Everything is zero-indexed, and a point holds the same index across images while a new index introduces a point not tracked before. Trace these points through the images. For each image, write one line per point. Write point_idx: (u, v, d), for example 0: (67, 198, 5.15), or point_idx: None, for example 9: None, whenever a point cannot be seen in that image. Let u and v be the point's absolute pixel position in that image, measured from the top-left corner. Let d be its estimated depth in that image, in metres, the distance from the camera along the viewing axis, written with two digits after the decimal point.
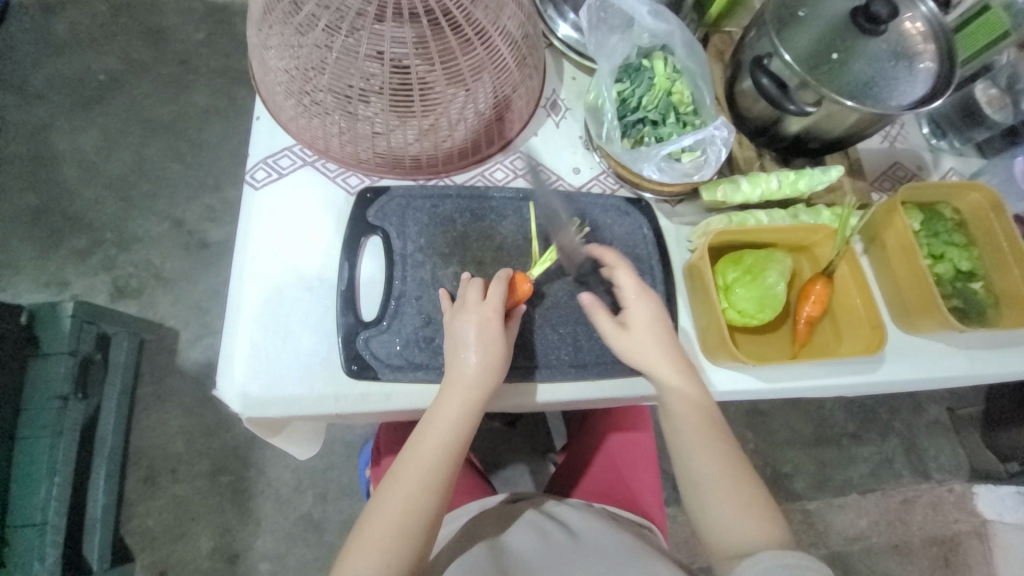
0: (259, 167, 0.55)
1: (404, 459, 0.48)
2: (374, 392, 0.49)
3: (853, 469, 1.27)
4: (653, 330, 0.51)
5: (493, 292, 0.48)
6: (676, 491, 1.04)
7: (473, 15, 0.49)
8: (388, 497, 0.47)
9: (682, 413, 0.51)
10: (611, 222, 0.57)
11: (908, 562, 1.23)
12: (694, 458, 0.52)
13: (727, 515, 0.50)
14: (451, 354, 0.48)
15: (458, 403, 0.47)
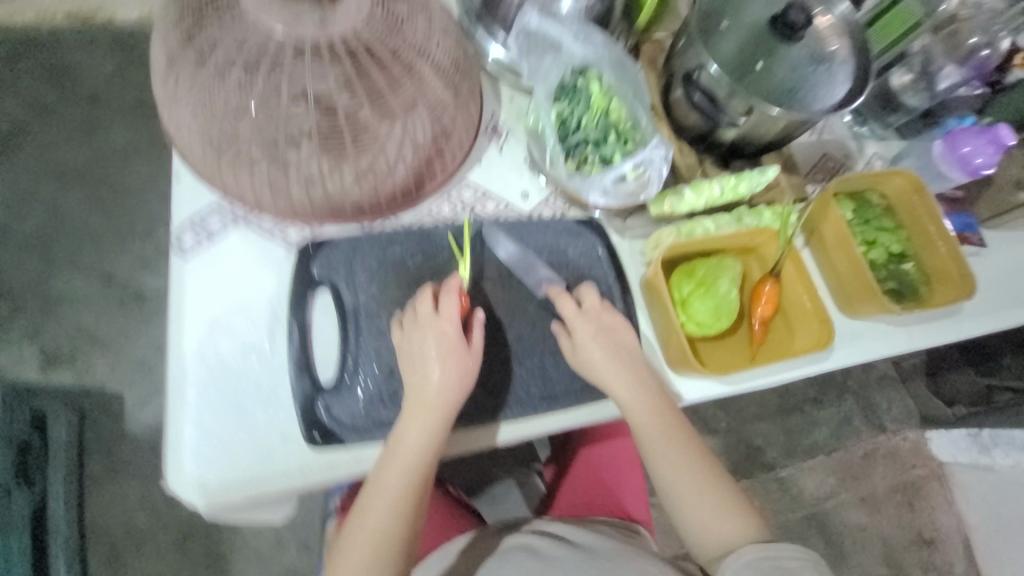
0: (185, 231, 0.51)
1: (371, 499, 0.46)
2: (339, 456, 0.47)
3: (817, 433, 1.35)
4: (611, 348, 0.52)
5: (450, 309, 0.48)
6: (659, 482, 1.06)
7: (402, 51, 0.49)
8: (357, 538, 0.46)
9: (643, 426, 0.52)
10: (564, 245, 0.57)
11: (875, 512, 1.32)
12: (658, 464, 0.52)
13: (704, 520, 0.51)
14: (411, 392, 0.47)
15: (420, 445, 0.46)
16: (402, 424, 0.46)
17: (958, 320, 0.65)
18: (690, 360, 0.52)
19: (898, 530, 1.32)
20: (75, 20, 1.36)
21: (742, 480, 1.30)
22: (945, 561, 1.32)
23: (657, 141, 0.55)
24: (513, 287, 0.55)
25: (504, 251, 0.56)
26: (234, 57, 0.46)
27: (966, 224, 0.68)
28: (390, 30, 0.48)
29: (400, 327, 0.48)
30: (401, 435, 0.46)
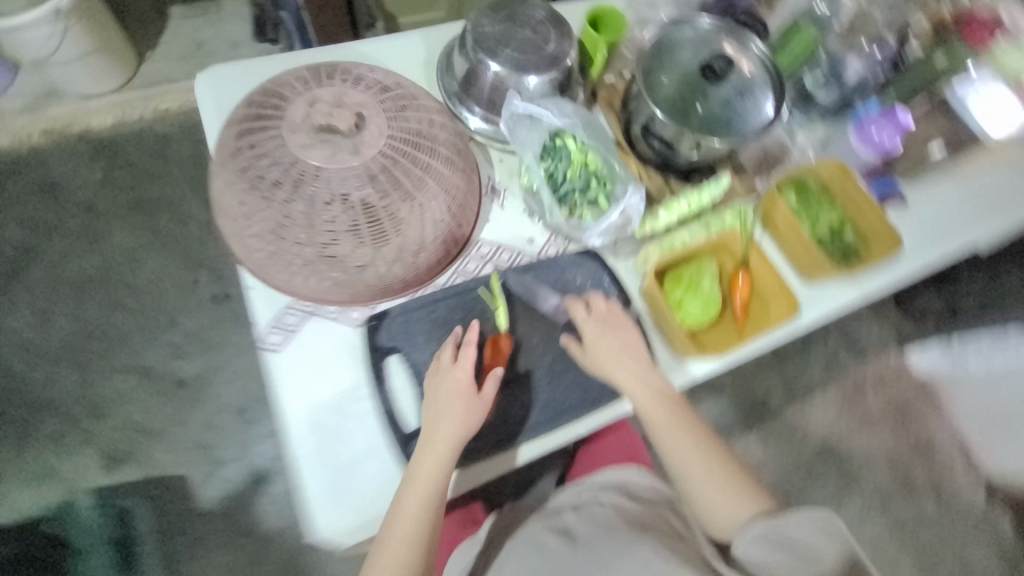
0: (270, 332, 0.62)
1: (388, 536, 0.54)
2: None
3: (810, 374, 1.52)
4: (618, 350, 0.64)
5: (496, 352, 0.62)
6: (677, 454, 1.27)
7: (416, 155, 0.61)
8: (377, 567, 0.55)
9: (653, 414, 0.63)
10: (573, 276, 0.69)
11: (872, 432, 1.50)
12: (666, 445, 0.64)
13: (710, 492, 0.63)
14: (426, 437, 0.56)
15: (430, 485, 0.55)
16: (416, 467, 0.55)
17: (901, 266, 0.78)
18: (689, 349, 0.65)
19: (897, 442, 1.50)
20: (52, 137, 1.42)
21: (755, 429, 1.46)
22: (942, 459, 1.50)
23: (630, 189, 0.69)
24: (540, 318, 0.67)
25: (524, 292, 0.68)
26: (289, 189, 0.57)
27: (888, 187, 0.81)
28: (404, 140, 0.60)
29: (429, 374, 0.60)
30: (414, 474, 0.55)
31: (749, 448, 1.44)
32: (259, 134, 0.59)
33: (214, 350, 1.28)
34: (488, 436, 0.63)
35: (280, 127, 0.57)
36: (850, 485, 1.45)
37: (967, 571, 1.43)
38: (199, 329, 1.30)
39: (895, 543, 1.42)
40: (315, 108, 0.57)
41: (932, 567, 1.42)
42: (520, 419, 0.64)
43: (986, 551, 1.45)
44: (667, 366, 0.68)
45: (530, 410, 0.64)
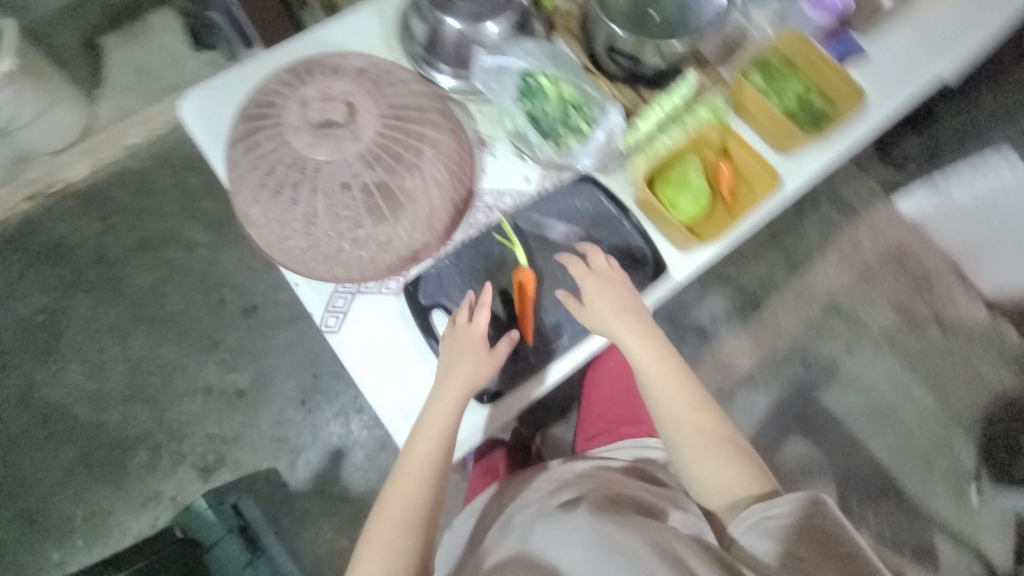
0: (326, 317, 0.71)
1: (406, 471, 0.67)
2: (505, 401, 0.71)
3: (807, 242, 1.64)
4: (621, 313, 0.70)
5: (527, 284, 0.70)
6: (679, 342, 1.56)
7: (409, 128, 0.66)
8: (395, 497, 0.67)
9: (661, 391, 0.74)
10: (574, 202, 0.75)
11: (873, 281, 1.62)
12: (672, 419, 0.74)
13: (706, 470, 0.74)
14: (441, 393, 0.66)
15: (441, 436, 0.65)
16: (431, 420, 0.66)
17: (870, 118, 0.83)
18: (689, 240, 0.72)
19: (897, 285, 1.62)
20: (39, 199, 1.44)
21: (764, 305, 1.60)
22: (940, 290, 1.62)
23: (608, 108, 0.73)
24: (553, 248, 0.74)
25: (532, 227, 0.74)
26: (307, 187, 0.63)
27: (848, 46, 0.84)
28: (395, 118, 0.66)
29: (448, 331, 0.68)
30: (430, 422, 0.66)
31: (760, 323, 1.59)
32: (268, 145, 0.65)
33: (261, 357, 1.39)
34: (530, 361, 0.71)
35: (284, 133, 0.63)
36: (858, 333, 1.59)
37: (980, 381, 1.57)
38: (241, 341, 1.40)
39: (909, 373, 1.57)
40: (308, 110, 0.63)
41: (946, 385, 1.56)
42: (558, 337, 0.72)
43: (994, 361, 1.58)
44: (673, 261, 0.76)
45: (561, 329, 0.72)
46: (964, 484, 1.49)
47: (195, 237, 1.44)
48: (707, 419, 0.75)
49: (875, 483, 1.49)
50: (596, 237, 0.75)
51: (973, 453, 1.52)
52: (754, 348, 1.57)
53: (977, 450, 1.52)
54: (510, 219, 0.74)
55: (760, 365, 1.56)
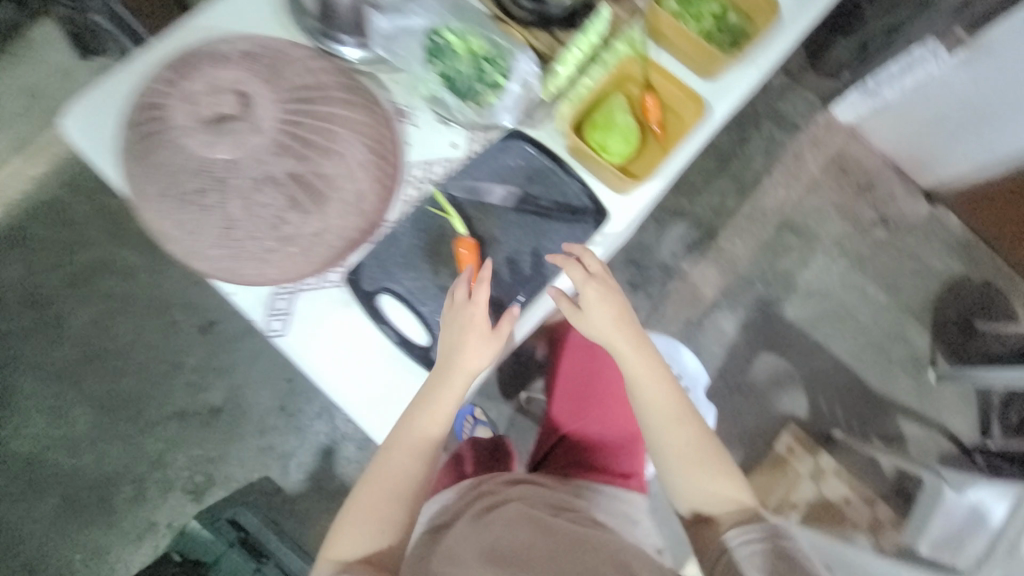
0: (271, 322, 0.68)
1: (401, 447, 0.67)
2: None
3: (755, 163, 1.68)
4: (609, 317, 0.73)
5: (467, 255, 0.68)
6: (648, 281, 1.59)
7: (314, 109, 0.63)
8: (387, 471, 0.68)
9: (651, 403, 0.75)
10: (506, 160, 0.74)
11: (820, 191, 1.68)
12: (663, 433, 0.75)
13: (691, 485, 0.74)
14: (443, 373, 0.66)
15: (442, 416, 0.66)
16: (434, 400, 0.66)
17: (789, 29, 0.82)
18: (624, 183, 0.72)
19: (842, 192, 1.69)
20: None
21: (721, 233, 1.64)
22: (882, 192, 1.69)
23: (521, 57, 0.70)
24: (491, 211, 0.73)
25: (465, 194, 0.72)
26: (217, 191, 0.59)
27: None
28: (299, 99, 0.62)
29: (450, 304, 0.66)
30: (432, 403, 0.66)
31: (719, 251, 1.63)
32: (162, 151, 0.60)
33: (229, 372, 1.35)
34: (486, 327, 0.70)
35: (177, 137, 0.58)
36: (811, 244, 1.66)
37: (927, 270, 1.66)
38: (205, 360, 1.35)
39: (861, 275, 1.65)
40: (198, 108, 0.58)
41: (897, 278, 1.65)
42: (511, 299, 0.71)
43: (938, 249, 1.67)
44: (614, 205, 0.75)
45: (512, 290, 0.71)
46: (921, 367, 1.61)
47: (133, 263, 1.36)
48: (695, 437, 0.75)
49: (841, 381, 1.59)
50: (533, 192, 0.73)
51: (926, 337, 1.63)
52: (716, 276, 1.61)
53: (930, 334, 1.63)
54: (441, 188, 0.72)
55: (724, 292, 1.61)
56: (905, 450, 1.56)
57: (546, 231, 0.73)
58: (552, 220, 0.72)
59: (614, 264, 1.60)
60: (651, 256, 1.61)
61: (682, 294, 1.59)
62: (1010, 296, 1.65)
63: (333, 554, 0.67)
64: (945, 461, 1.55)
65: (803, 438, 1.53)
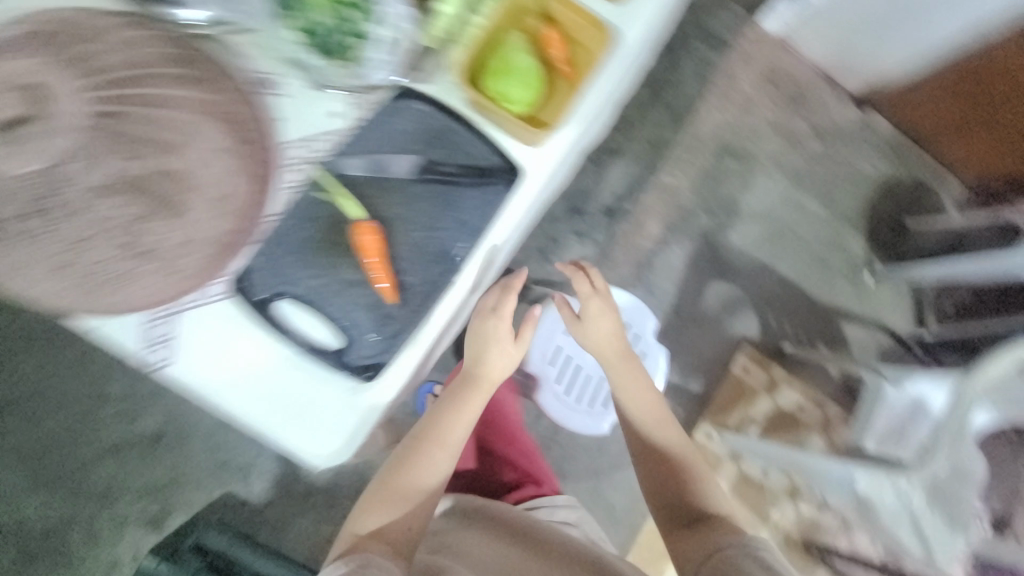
0: (155, 353, 0.59)
1: (435, 442, 0.88)
2: (391, 369, 0.62)
3: (687, 88, 1.62)
4: (606, 333, 0.94)
5: (366, 239, 0.60)
6: (593, 227, 1.55)
7: (141, 95, 0.55)
8: (420, 465, 0.86)
9: (640, 412, 0.94)
10: (399, 125, 0.64)
11: (754, 109, 1.65)
12: (650, 441, 0.92)
13: (671, 486, 0.89)
14: (480, 377, 0.91)
15: (473, 412, 0.90)
16: (469, 401, 0.90)
17: None
18: (534, 134, 0.64)
19: (775, 108, 1.66)
20: None
21: (660, 167, 1.59)
22: (813, 102, 1.68)
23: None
24: (391, 186, 0.64)
25: (355, 171, 0.63)
26: (59, 214, 0.51)
27: None
28: (120, 87, 0.54)
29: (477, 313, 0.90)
30: (467, 407, 0.90)
31: (661, 186, 1.59)
32: None
33: (164, 394, 1.25)
34: (406, 314, 0.62)
35: None
36: (749, 166, 1.64)
37: (860, 176, 1.69)
38: (133, 386, 1.25)
39: (799, 190, 1.66)
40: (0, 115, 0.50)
41: (833, 189, 1.68)
42: (427, 280, 0.63)
43: (869, 153, 1.69)
44: (528, 160, 0.67)
45: (428, 269, 0.63)
46: (859, 271, 1.67)
47: None
48: (676, 450, 0.91)
49: (788, 297, 1.63)
50: (436, 158, 0.65)
51: (863, 242, 1.68)
52: (661, 212, 1.59)
53: (865, 238, 1.68)
54: (327, 167, 0.62)
55: (670, 227, 1.59)
56: (850, 352, 1.65)
57: (456, 200, 0.65)
58: (461, 186, 0.64)
59: (557, 215, 1.54)
60: (593, 201, 1.55)
61: (628, 236, 1.57)
62: (936, 190, 1.71)
63: (355, 529, 0.81)
64: (885, 355, 1.65)
65: (757, 357, 1.59)
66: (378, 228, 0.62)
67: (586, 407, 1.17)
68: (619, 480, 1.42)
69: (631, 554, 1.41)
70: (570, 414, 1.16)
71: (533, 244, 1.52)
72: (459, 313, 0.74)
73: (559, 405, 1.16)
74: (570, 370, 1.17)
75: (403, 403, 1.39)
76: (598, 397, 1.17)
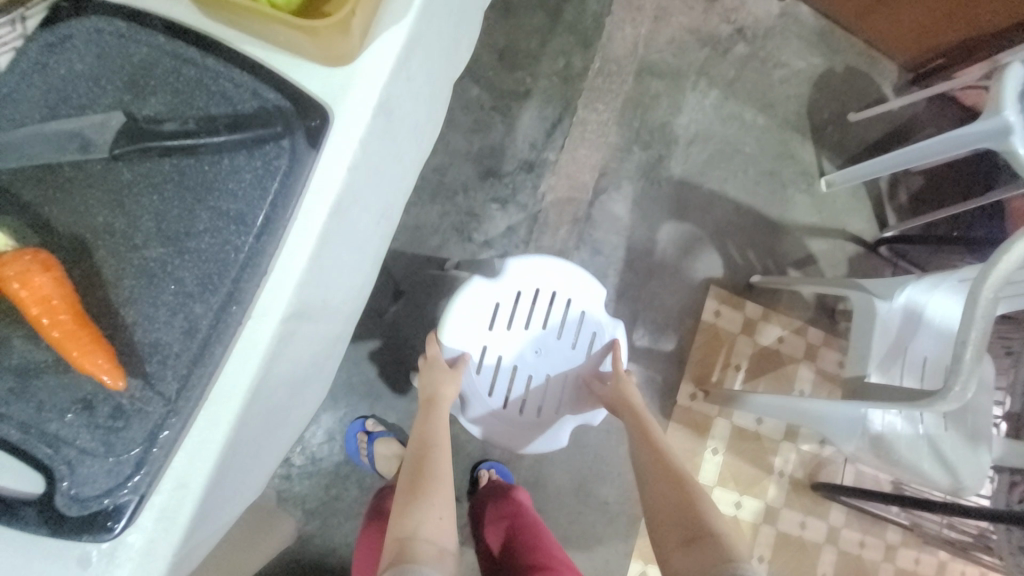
0: None
1: (428, 471, 0.72)
2: (152, 505, 0.34)
3: (590, 4, 1.36)
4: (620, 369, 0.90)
5: (26, 289, 0.31)
6: (514, 189, 1.29)
7: None
8: (422, 502, 0.67)
9: (631, 419, 0.83)
10: (75, 66, 0.36)
11: (669, 17, 1.42)
12: (641, 450, 0.79)
13: (664, 496, 0.72)
14: (433, 395, 0.82)
15: (444, 430, 0.79)
16: (436, 423, 0.79)
17: None
18: (305, 26, 0.35)
19: (691, 12, 1.44)
20: None
21: (578, 103, 1.34)
22: None
23: None
24: (76, 181, 0.35)
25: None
26: None
27: None
28: None
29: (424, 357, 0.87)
30: (439, 428, 0.78)
31: (583, 127, 1.35)
32: None
33: None
34: (154, 404, 0.34)
35: None
36: (676, 84, 1.42)
37: (794, 73, 1.51)
38: None
39: (735, 102, 1.46)
40: None
41: (768, 93, 1.49)
42: (183, 329, 0.35)
43: (799, 47, 1.51)
44: (328, 91, 0.39)
45: (180, 310, 0.35)
46: (812, 179, 1.51)
47: None
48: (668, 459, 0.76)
49: (745, 223, 1.46)
50: (156, 112, 0.36)
51: (810, 146, 1.52)
52: (589, 156, 1.35)
53: (811, 141, 1.52)
54: None
55: (604, 172, 1.35)
56: (819, 268, 1.51)
57: (215, 175, 0.36)
58: (208, 149, 0.36)
59: (470, 183, 1.26)
60: (507, 158, 1.29)
61: (556, 191, 1.32)
62: (872, 77, 1.56)
63: (394, 534, 0.64)
64: (854, 264, 1.52)
65: (727, 297, 1.42)
66: (47, 260, 0.33)
67: (533, 418, 0.92)
68: (605, 474, 1.22)
69: (635, 549, 1.23)
70: (515, 432, 0.91)
71: (448, 222, 1.24)
72: (296, 368, 0.47)
73: (498, 423, 0.90)
74: (504, 375, 0.91)
75: (330, 452, 1.12)
76: (545, 405, 0.92)
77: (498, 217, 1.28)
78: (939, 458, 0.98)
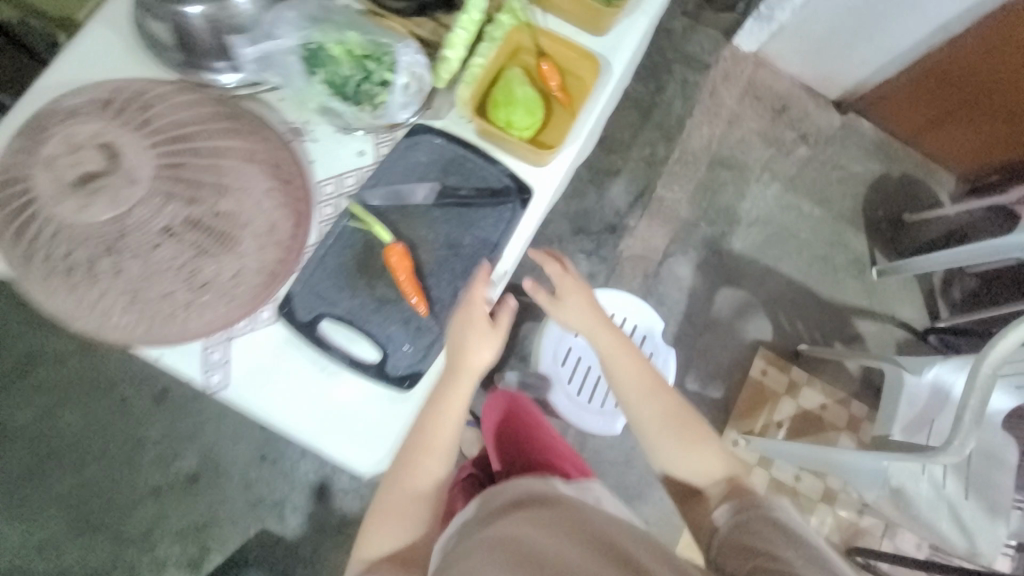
0: (211, 375, 0.67)
1: (420, 459, 0.66)
2: (423, 379, 0.67)
3: (675, 108, 1.71)
4: (606, 330, 0.89)
5: (397, 261, 0.65)
6: (598, 244, 1.61)
7: (198, 149, 0.60)
8: (399, 497, 0.66)
9: (622, 381, 0.89)
10: (417, 157, 0.71)
11: (741, 123, 1.74)
12: (639, 408, 0.88)
13: (669, 449, 0.85)
14: (461, 365, 0.66)
15: (458, 411, 0.67)
16: (450, 398, 0.66)
17: None
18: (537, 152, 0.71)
19: (761, 120, 1.75)
20: None
21: (658, 183, 1.67)
22: (796, 110, 1.76)
23: (402, 45, 0.67)
24: (416, 211, 0.70)
25: (378, 198, 0.70)
26: (124, 260, 0.56)
27: None
28: (177, 141, 0.60)
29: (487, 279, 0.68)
30: (446, 413, 0.66)
31: (660, 202, 1.66)
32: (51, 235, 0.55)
33: (197, 436, 1.31)
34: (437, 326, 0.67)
35: (59, 219, 0.54)
36: (743, 175, 1.71)
37: (852, 176, 1.75)
38: (169, 430, 1.30)
39: (794, 194, 1.72)
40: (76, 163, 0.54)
41: (826, 190, 1.73)
42: (453, 293, 0.69)
43: (858, 154, 1.76)
44: (534, 178, 0.74)
45: (454, 284, 0.69)
46: (864, 267, 1.70)
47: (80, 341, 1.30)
48: (673, 413, 0.87)
49: (796, 297, 1.66)
50: (453, 183, 0.71)
51: (863, 238, 1.72)
52: (663, 226, 1.65)
53: (865, 234, 1.72)
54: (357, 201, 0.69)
55: (673, 239, 1.64)
56: (866, 347, 1.66)
57: (477, 217, 0.71)
58: (476, 206, 0.71)
59: (564, 236, 1.60)
60: (596, 220, 1.62)
61: (632, 250, 1.62)
62: (929, 184, 1.76)
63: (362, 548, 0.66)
64: (902, 347, 1.66)
65: (774, 359, 1.61)
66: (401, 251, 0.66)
67: (598, 407, 1.17)
68: (649, 493, 1.41)
69: None
70: (583, 415, 1.16)
71: None
72: None
73: (570, 405, 1.16)
74: (581, 372, 1.18)
75: None
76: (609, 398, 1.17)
77: (583, 265, 1.59)
78: (959, 523, 1.10)
